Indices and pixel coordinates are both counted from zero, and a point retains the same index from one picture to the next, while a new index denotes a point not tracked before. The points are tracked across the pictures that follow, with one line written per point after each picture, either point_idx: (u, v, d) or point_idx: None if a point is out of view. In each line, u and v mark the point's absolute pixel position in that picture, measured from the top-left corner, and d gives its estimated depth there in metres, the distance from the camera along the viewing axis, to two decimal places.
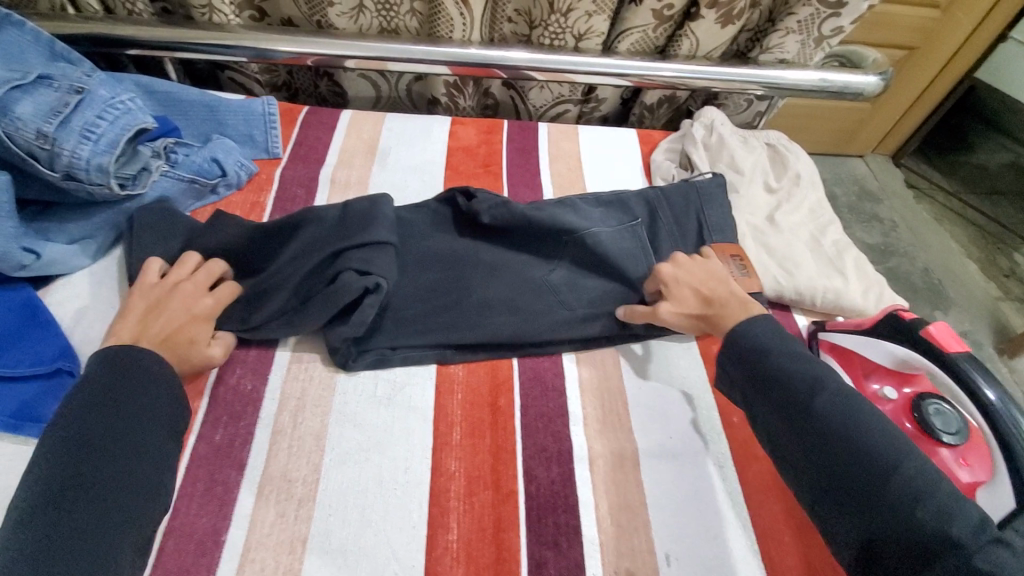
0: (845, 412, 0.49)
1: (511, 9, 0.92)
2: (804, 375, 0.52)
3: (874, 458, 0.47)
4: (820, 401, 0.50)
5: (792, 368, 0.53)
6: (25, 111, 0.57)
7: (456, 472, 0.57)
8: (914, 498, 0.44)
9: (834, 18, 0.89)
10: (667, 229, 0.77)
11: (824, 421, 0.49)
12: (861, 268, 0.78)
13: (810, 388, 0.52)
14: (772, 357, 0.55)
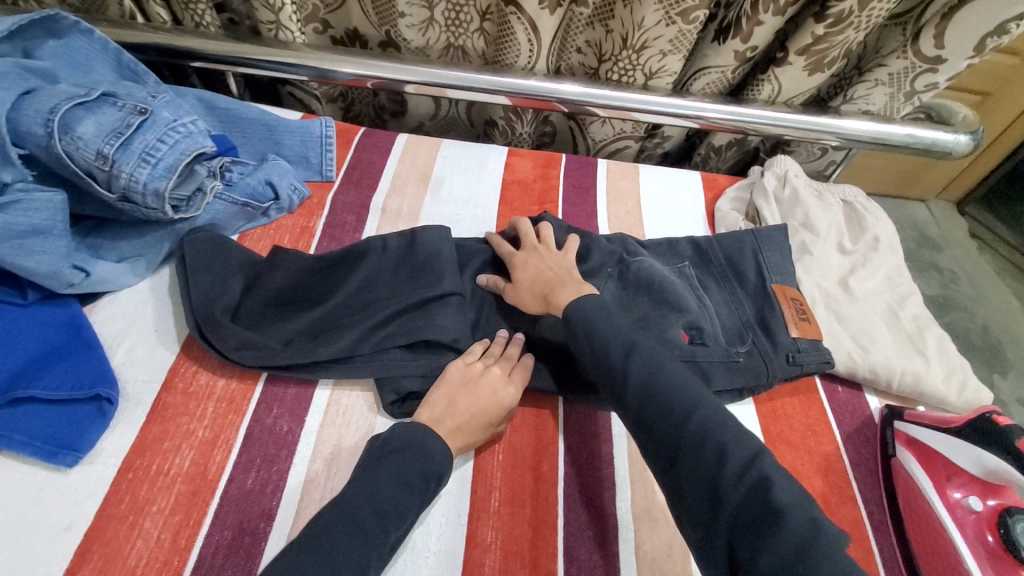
0: (654, 373, 0.51)
1: (581, 40, 0.89)
2: (621, 341, 0.54)
3: (671, 420, 0.47)
4: (634, 362, 0.51)
5: (614, 334, 0.54)
6: (87, 131, 0.56)
7: (492, 544, 0.53)
8: (705, 446, 0.45)
9: (930, 74, 0.83)
10: (716, 273, 0.74)
11: (636, 376, 0.51)
12: (944, 349, 0.72)
13: (626, 353, 0.53)
14: (598, 327, 0.55)
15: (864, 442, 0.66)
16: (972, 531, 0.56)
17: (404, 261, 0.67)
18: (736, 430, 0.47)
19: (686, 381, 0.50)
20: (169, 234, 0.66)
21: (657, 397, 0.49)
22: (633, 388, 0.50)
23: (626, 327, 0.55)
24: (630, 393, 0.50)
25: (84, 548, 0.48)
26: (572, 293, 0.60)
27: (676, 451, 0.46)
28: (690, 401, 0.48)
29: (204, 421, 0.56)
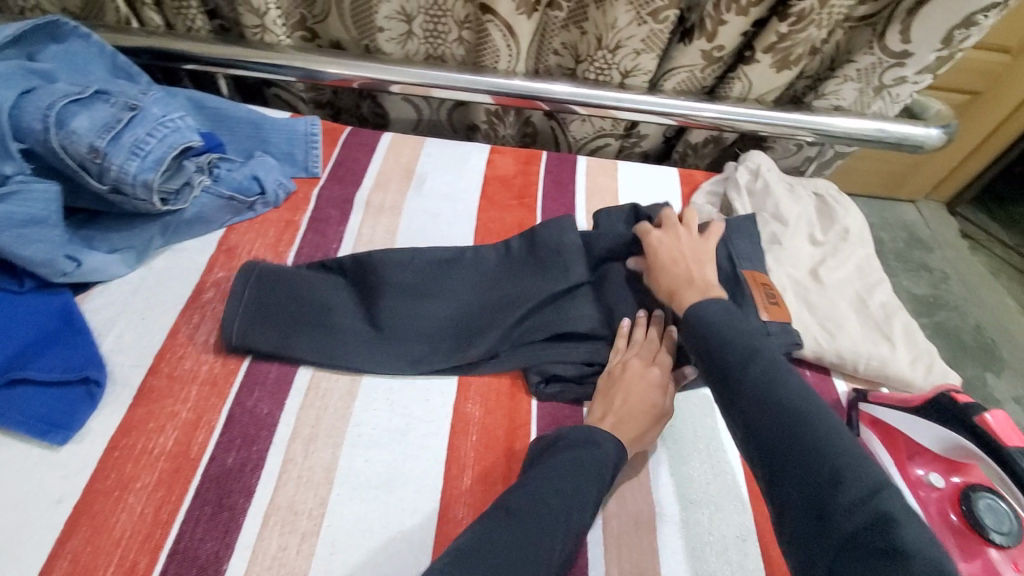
0: (772, 384, 0.49)
1: (557, 42, 0.91)
2: (740, 345, 0.53)
3: (786, 432, 0.45)
4: (752, 367, 0.50)
5: (734, 339, 0.53)
6: (81, 126, 0.59)
7: (463, 520, 0.55)
8: (818, 466, 0.42)
9: (897, 68, 0.85)
10: None
11: (751, 384, 0.49)
12: (910, 335, 0.74)
13: (747, 357, 0.52)
14: (717, 329, 0.55)
15: None
16: (934, 507, 0.57)
17: (529, 259, 0.71)
18: (857, 455, 0.43)
19: (810, 397, 0.48)
20: (158, 226, 0.69)
21: (771, 403, 0.47)
22: (746, 391, 0.49)
23: (753, 334, 0.54)
24: (741, 396, 0.49)
25: (72, 521, 0.51)
26: (696, 295, 0.63)
27: (783, 463, 0.44)
28: (814, 417, 0.46)
29: (188, 403, 0.59)
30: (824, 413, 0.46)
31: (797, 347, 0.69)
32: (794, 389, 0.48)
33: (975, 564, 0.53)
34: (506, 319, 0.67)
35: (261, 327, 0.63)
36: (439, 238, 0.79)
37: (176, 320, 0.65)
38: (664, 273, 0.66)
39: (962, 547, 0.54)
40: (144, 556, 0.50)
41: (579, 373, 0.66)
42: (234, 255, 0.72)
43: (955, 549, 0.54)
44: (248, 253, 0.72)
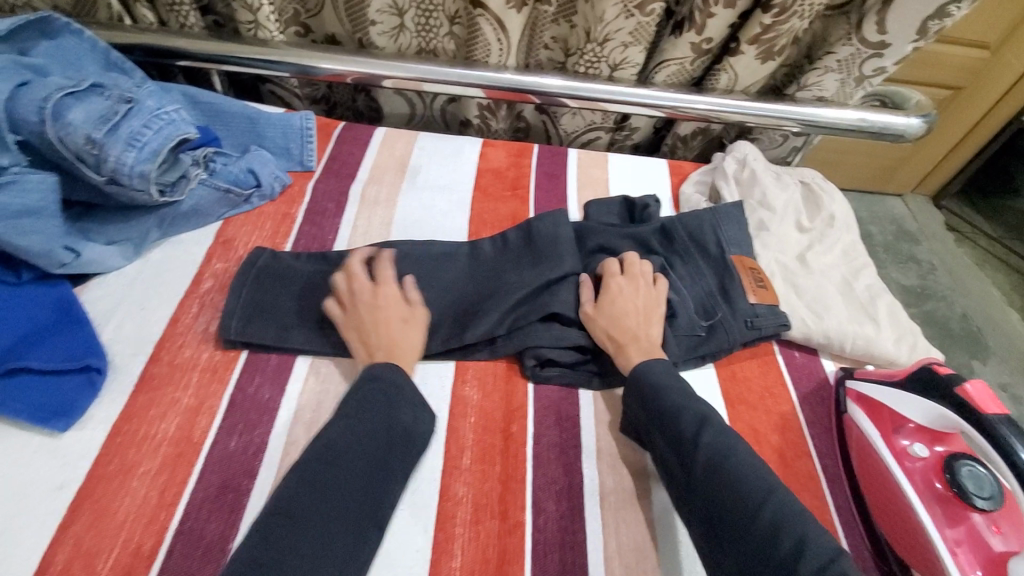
0: (726, 451, 0.53)
1: (547, 37, 0.93)
2: (692, 412, 0.57)
3: (739, 506, 0.49)
4: (705, 438, 0.54)
5: (687, 405, 0.57)
6: (76, 118, 0.59)
7: (464, 498, 0.56)
8: (773, 539, 0.46)
9: (876, 58, 0.87)
10: (682, 254, 0.77)
11: (704, 454, 0.53)
12: (894, 315, 0.76)
13: (698, 426, 0.55)
14: (668, 393, 0.59)
15: (819, 403, 0.70)
16: (918, 475, 0.59)
17: (526, 250, 0.73)
18: (807, 523, 0.48)
19: (758, 466, 0.52)
20: (155, 219, 0.70)
21: (723, 477, 0.51)
22: (700, 464, 0.53)
23: (699, 400, 0.58)
24: (696, 469, 0.53)
25: (75, 505, 0.52)
26: (641, 355, 0.64)
27: (737, 535, 0.48)
28: (763, 490, 0.50)
29: (189, 390, 0.59)
30: (771, 486, 0.50)
31: (787, 328, 0.71)
32: (745, 456, 0.53)
33: (960, 530, 0.54)
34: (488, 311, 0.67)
35: (260, 323, 0.64)
36: (434, 230, 0.80)
37: (177, 308, 0.66)
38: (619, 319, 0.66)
39: (946, 514, 0.56)
40: (148, 538, 0.50)
41: (571, 360, 0.66)
42: (232, 247, 0.73)
43: (941, 516, 0.56)
44: (247, 245, 0.73)
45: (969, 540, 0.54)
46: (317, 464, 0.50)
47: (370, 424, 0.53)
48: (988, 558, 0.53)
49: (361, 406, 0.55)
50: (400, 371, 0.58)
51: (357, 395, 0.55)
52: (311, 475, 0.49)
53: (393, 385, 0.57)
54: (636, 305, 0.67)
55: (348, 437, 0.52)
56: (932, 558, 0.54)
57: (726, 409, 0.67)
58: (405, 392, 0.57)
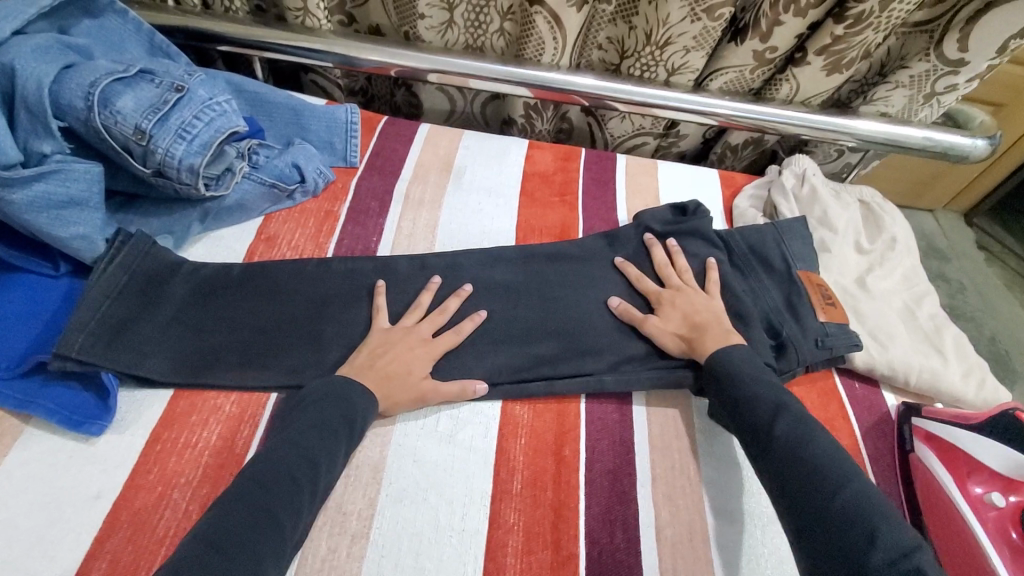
0: (804, 435, 0.51)
1: (602, 37, 0.89)
2: (769, 400, 0.55)
3: (817, 487, 0.46)
4: (781, 425, 0.52)
5: (762, 395, 0.55)
6: (126, 106, 0.57)
7: (515, 525, 0.53)
8: None
9: (950, 76, 0.83)
10: (743, 267, 0.74)
11: (783, 440, 0.51)
12: (961, 348, 0.72)
13: (774, 412, 0.54)
14: (745, 381, 0.57)
15: (881, 438, 0.66)
16: (994, 524, 0.55)
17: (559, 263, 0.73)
18: None
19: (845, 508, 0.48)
20: (199, 212, 0.68)
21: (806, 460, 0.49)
22: (777, 447, 0.51)
23: (777, 387, 0.56)
24: (771, 453, 0.51)
25: (113, 515, 0.49)
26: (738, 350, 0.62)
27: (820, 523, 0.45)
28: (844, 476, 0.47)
29: (232, 397, 0.58)
30: None
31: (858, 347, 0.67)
32: None
33: None
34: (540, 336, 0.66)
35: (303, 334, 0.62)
36: (480, 235, 0.77)
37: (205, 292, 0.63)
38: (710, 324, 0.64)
39: (1022, 569, 0.52)
40: None
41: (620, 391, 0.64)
42: (274, 245, 0.70)
43: (1017, 570, 0.52)
44: (289, 244, 0.71)
45: None
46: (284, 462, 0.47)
47: (324, 435, 0.51)
48: None
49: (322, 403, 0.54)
50: (353, 382, 0.56)
51: (316, 404, 0.54)
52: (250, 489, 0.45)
53: (351, 397, 0.55)
54: (697, 307, 0.66)
55: (299, 460, 0.48)
56: None
57: None
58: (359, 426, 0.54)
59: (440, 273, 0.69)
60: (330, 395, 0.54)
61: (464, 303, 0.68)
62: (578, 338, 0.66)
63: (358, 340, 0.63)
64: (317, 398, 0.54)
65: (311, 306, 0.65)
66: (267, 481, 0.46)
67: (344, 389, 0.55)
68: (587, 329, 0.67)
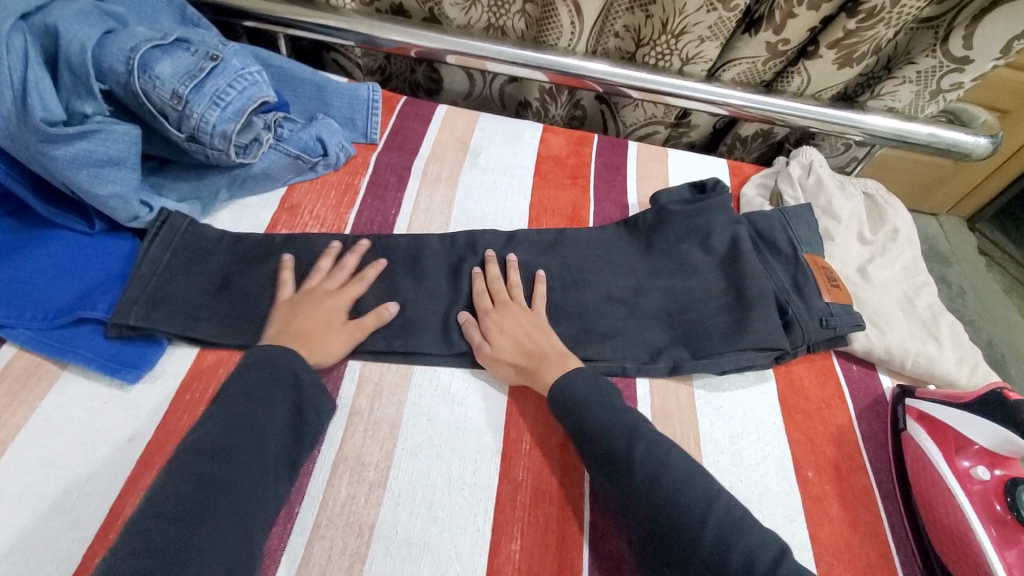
0: (627, 427, 0.54)
1: (619, 24, 0.92)
2: (602, 404, 0.56)
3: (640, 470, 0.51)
4: (639, 451, 0.52)
5: (614, 419, 0.55)
6: (164, 71, 0.60)
7: (524, 482, 0.56)
8: None
9: (956, 73, 0.85)
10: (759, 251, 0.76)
11: (592, 426, 0.55)
12: (956, 336, 0.75)
13: (629, 438, 0.53)
14: (589, 391, 0.57)
15: (876, 418, 0.69)
16: (978, 498, 0.58)
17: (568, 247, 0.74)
18: None
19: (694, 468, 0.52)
20: (226, 178, 0.71)
21: (662, 487, 0.50)
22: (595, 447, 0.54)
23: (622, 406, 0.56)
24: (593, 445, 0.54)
25: (146, 456, 0.52)
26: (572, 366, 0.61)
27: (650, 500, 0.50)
28: (711, 495, 0.49)
29: None
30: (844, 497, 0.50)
31: (861, 327, 0.70)
32: None
33: (1015, 554, 0.54)
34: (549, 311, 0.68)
35: None
36: (493, 212, 0.80)
37: (235, 255, 0.66)
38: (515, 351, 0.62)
39: (1003, 537, 0.55)
40: None
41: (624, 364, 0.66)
42: (297, 214, 0.73)
43: (998, 539, 0.55)
44: (311, 213, 0.73)
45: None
46: (227, 436, 0.48)
47: (262, 408, 0.51)
48: None
49: (261, 375, 0.54)
50: (285, 352, 0.56)
51: (251, 373, 0.53)
52: (215, 471, 0.46)
53: (280, 364, 0.55)
54: (525, 329, 0.63)
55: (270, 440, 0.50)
56: None
57: (783, 416, 0.67)
58: (307, 383, 0.55)
59: (453, 247, 0.72)
60: (262, 364, 0.54)
61: (475, 277, 0.70)
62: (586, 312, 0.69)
63: (373, 307, 0.66)
64: (247, 370, 0.54)
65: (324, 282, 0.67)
66: (210, 453, 0.47)
67: (269, 359, 0.55)
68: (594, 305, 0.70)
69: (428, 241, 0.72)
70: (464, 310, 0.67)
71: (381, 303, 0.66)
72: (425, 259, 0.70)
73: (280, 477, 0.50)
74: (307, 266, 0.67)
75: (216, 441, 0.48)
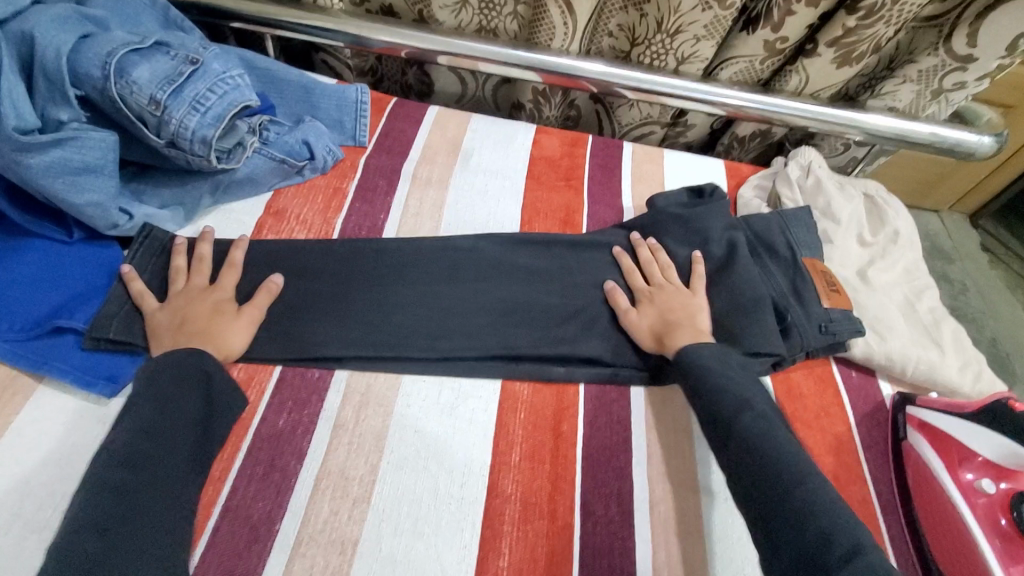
0: (766, 429, 0.52)
1: (613, 24, 0.90)
2: (731, 394, 0.56)
3: (775, 470, 0.49)
4: (744, 421, 0.53)
5: (725, 388, 0.56)
6: (142, 76, 0.58)
7: (512, 496, 0.55)
8: None
9: (959, 72, 0.83)
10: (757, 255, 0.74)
11: (744, 433, 0.53)
12: (959, 341, 0.73)
13: (737, 409, 0.55)
14: (710, 374, 0.58)
15: (876, 426, 0.67)
16: (983, 512, 0.56)
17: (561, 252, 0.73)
18: None
19: (797, 449, 0.51)
20: (209, 184, 0.69)
21: (767, 464, 0.50)
22: (736, 443, 0.52)
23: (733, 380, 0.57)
24: (729, 439, 0.53)
25: None
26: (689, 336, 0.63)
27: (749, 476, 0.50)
28: (807, 473, 0.49)
29: (239, 363, 0.60)
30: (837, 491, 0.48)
31: (860, 333, 0.68)
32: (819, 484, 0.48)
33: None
34: (540, 318, 0.67)
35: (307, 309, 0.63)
36: (484, 216, 0.78)
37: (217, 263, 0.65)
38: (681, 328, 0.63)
39: (1010, 554, 0.53)
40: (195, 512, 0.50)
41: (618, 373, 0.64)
42: (283, 219, 0.71)
43: (1005, 556, 0.53)
44: (297, 218, 0.72)
45: None
46: (140, 440, 0.48)
47: (168, 408, 0.51)
48: None
49: (166, 374, 0.53)
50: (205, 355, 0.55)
51: (164, 376, 0.53)
52: (122, 479, 0.45)
53: (186, 362, 0.54)
54: (673, 307, 0.66)
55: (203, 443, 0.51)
56: None
57: None
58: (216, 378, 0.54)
59: (442, 252, 0.70)
60: (175, 367, 0.53)
61: (464, 283, 0.68)
62: (577, 319, 0.67)
63: (359, 315, 0.64)
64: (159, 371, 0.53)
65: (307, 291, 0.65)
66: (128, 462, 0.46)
67: (186, 359, 0.54)
68: (586, 312, 0.68)
69: (416, 246, 0.70)
70: (454, 317, 0.65)
71: (367, 311, 0.64)
72: (413, 265, 0.69)
73: (196, 468, 0.50)
74: (293, 273, 0.66)
75: (134, 449, 0.47)
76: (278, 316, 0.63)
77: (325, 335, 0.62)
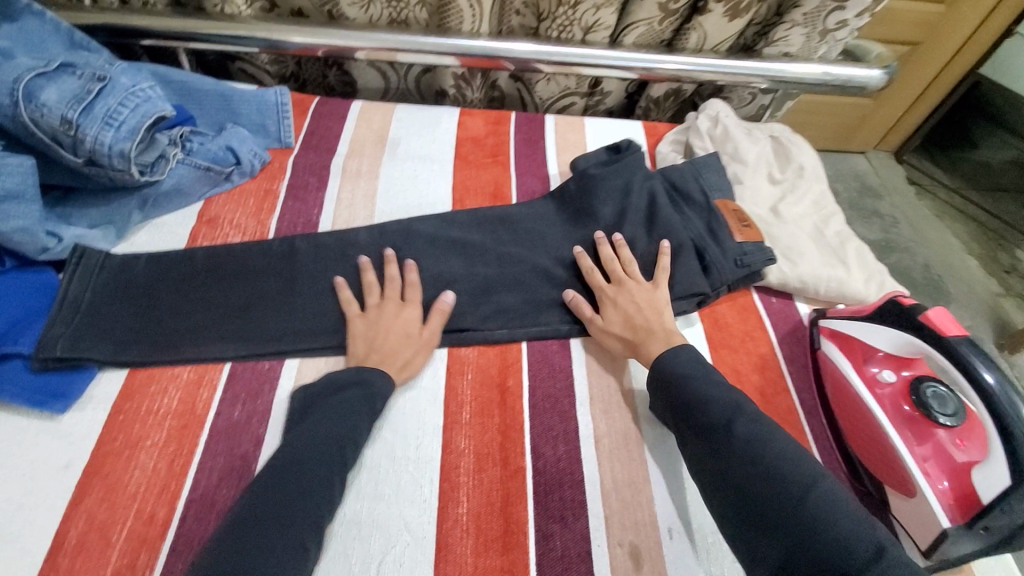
0: (764, 434, 0.52)
1: (518, 2, 0.93)
2: (721, 402, 0.55)
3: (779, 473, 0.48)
4: (740, 426, 0.52)
5: (711, 395, 0.56)
6: (50, 98, 0.59)
7: (466, 450, 0.58)
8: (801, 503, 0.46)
9: (839, 11, 0.90)
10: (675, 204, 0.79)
11: (742, 441, 0.51)
12: (863, 257, 0.80)
13: (729, 416, 0.54)
14: (693, 380, 0.58)
15: (796, 342, 0.74)
16: (887, 400, 0.63)
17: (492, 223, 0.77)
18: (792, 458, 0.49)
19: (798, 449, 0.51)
20: (137, 200, 0.71)
21: (765, 462, 0.49)
22: (738, 449, 0.51)
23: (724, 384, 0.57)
24: (724, 437, 0.52)
25: (84, 481, 0.52)
26: (660, 345, 0.63)
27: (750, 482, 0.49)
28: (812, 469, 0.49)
29: (189, 364, 0.61)
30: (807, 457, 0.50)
31: (773, 261, 0.74)
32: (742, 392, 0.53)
33: (926, 446, 0.59)
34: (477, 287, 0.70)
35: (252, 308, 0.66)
36: (416, 200, 0.81)
37: (158, 274, 0.66)
38: (648, 336, 0.64)
39: (914, 433, 0.60)
40: (162, 506, 0.52)
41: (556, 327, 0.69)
42: (216, 226, 0.73)
43: (909, 436, 0.60)
44: (232, 223, 0.74)
45: (935, 454, 0.58)
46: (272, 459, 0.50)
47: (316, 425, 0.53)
48: (953, 468, 0.56)
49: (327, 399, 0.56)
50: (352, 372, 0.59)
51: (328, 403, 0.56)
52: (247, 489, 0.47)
53: (354, 385, 0.58)
54: (638, 305, 0.67)
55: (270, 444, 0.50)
56: (903, 475, 0.58)
57: (710, 354, 0.71)
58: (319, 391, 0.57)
59: (378, 238, 0.73)
60: (328, 388, 0.58)
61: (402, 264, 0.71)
62: (512, 282, 0.71)
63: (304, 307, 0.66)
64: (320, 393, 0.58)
65: (247, 292, 0.67)
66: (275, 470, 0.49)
67: (336, 381, 0.58)
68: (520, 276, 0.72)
69: (353, 235, 0.72)
70: None
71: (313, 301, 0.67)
72: (352, 253, 0.71)
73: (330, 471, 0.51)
74: (233, 274, 0.68)
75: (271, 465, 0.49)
76: (229, 318, 0.65)
77: (272, 329, 0.64)
